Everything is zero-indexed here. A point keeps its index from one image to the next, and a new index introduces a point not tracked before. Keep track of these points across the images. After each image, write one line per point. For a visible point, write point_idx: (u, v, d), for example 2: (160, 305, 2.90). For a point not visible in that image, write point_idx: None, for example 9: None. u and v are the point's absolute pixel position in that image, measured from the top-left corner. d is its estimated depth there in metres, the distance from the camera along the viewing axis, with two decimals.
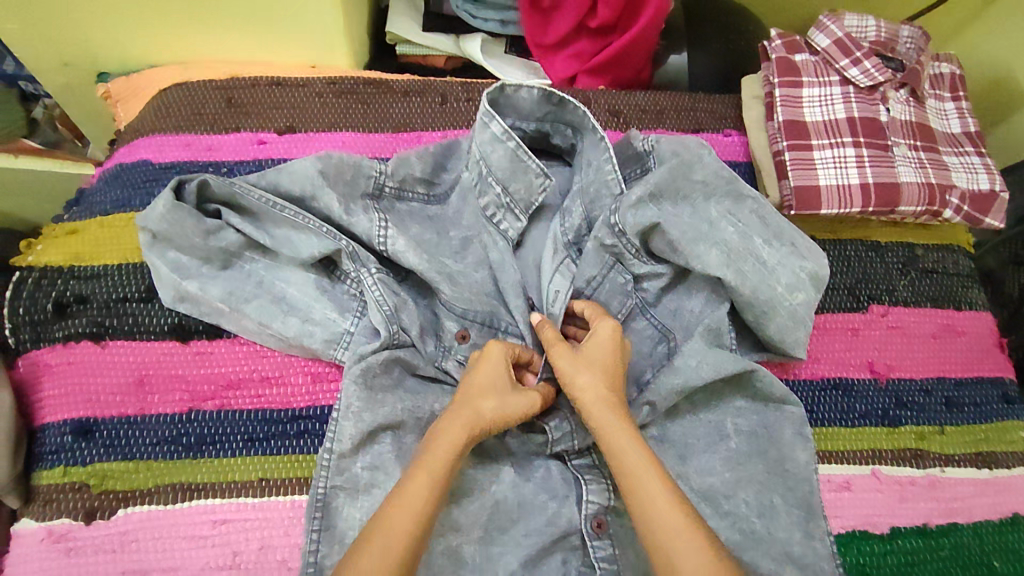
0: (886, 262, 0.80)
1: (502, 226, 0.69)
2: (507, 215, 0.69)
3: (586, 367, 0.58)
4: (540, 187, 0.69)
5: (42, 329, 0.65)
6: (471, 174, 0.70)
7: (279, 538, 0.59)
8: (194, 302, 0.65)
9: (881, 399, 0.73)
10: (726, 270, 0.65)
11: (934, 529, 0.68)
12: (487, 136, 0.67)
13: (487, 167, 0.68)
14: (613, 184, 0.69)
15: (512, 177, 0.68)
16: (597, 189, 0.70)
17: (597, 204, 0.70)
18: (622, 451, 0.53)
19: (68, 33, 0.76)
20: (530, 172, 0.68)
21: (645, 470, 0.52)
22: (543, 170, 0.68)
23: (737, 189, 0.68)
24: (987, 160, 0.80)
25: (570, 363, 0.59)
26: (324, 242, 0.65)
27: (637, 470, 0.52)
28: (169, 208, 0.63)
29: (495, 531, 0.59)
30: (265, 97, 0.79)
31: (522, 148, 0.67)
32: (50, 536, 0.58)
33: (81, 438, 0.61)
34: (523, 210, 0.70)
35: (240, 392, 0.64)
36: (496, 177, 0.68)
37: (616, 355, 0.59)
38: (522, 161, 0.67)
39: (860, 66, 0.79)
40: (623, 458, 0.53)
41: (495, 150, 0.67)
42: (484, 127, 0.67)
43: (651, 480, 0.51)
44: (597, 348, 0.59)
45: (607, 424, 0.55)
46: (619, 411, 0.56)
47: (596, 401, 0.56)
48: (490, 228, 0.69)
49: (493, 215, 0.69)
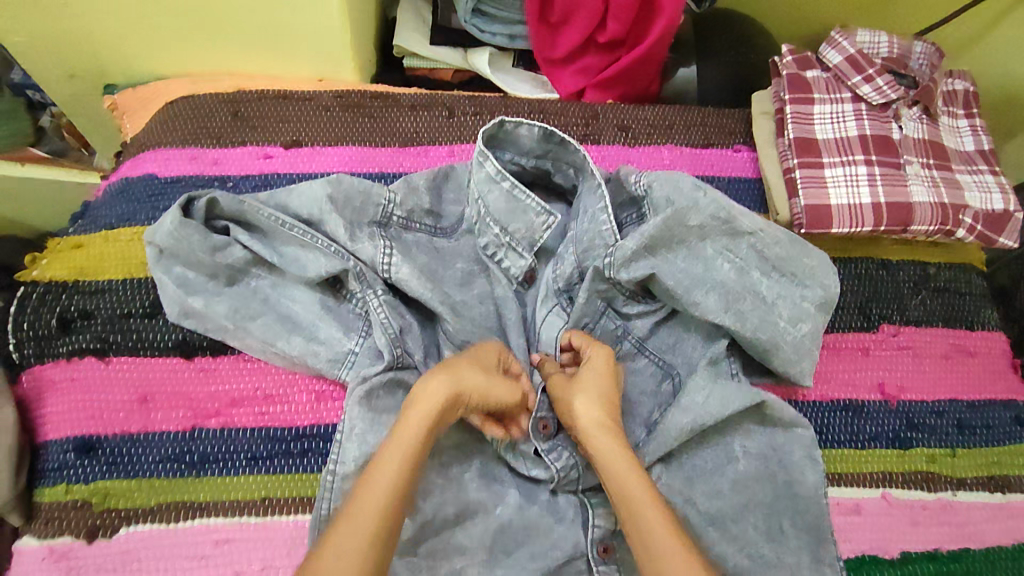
0: (898, 281, 0.79)
1: (504, 264, 0.70)
2: (510, 253, 0.69)
3: (579, 392, 0.58)
4: (542, 226, 0.68)
5: (46, 345, 0.65)
6: (473, 211, 0.70)
7: (281, 558, 0.58)
8: (199, 318, 0.64)
9: (892, 420, 0.72)
10: (725, 314, 0.64)
11: (945, 554, 0.67)
12: (482, 176, 0.67)
13: (483, 210, 0.68)
14: (607, 234, 0.67)
15: (510, 217, 0.68)
16: (591, 237, 0.68)
17: (592, 247, 0.68)
18: (615, 470, 0.54)
19: (76, 45, 0.76)
20: (530, 210, 0.67)
21: (637, 487, 0.53)
22: (543, 208, 0.67)
23: (734, 228, 0.65)
24: (1001, 178, 0.79)
25: (565, 388, 0.59)
26: (332, 262, 0.64)
27: (630, 488, 0.53)
28: (177, 224, 0.63)
29: (500, 554, 0.58)
30: (272, 111, 0.79)
31: (518, 187, 0.66)
32: (52, 555, 0.58)
33: (84, 456, 0.61)
34: (527, 247, 0.69)
35: (244, 410, 0.64)
36: (494, 218, 0.68)
37: (610, 382, 0.59)
38: (519, 201, 0.67)
39: (873, 83, 0.79)
40: (616, 476, 0.54)
41: (488, 191, 0.67)
42: (479, 168, 0.66)
43: (642, 498, 0.52)
44: (590, 375, 0.60)
45: (599, 448, 0.56)
46: (614, 431, 0.56)
47: (588, 424, 0.56)
48: (491, 266, 0.70)
49: (493, 253, 0.70)
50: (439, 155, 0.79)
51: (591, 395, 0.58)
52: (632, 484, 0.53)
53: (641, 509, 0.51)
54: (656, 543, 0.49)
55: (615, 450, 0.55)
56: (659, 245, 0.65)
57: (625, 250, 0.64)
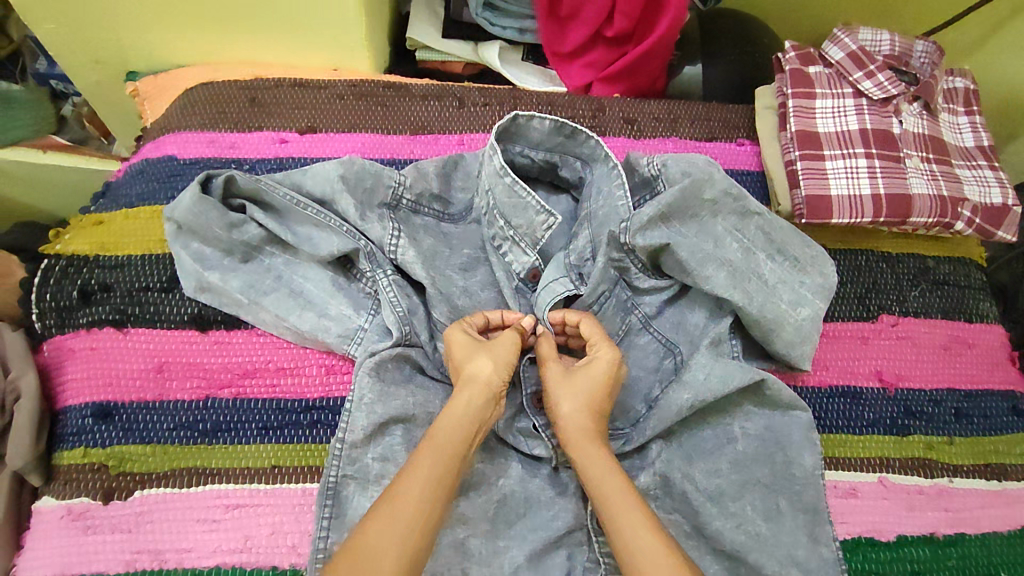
0: (897, 273, 0.80)
1: (508, 258, 0.71)
2: (514, 247, 0.70)
3: (570, 396, 0.59)
4: (542, 225, 0.69)
5: (67, 315, 0.67)
6: (482, 202, 0.72)
7: (289, 524, 0.60)
8: (215, 293, 0.67)
9: (890, 407, 0.73)
10: (732, 290, 0.65)
11: (941, 539, 0.68)
12: (490, 168, 0.68)
13: (490, 202, 0.69)
14: (622, 210, 0.69)
15: (512, 211, 0.69)
16: (607, 213, 0.70)
17: (606, 220, 0.69)
18: (597, 472, 0.54)
19: (102, 33, 0.79)
20: (531, 208, 0.68)
21: (615, 490, 0.53)
22: (543, 207, 0.68)
23: (744, 207, 0.68)
24: (1000, 174, 0.81)
25: (558, 385, 0.60)
26: (344, 241, 0.66)
27: (611, 491, 0.53)
28: (195, 200, 0.65)
29: (502, 525, 0.60)
30: (289, 98, 0.81)
31: (519, 184, 0.67)
32: (70, 514, 0.60)
33: (102, 421, 0.63)
34: (529, 244, 0.70)
35: (255, 381, 0.66)
36: (499, 211, 0.69)
37: (601, 386, 0.60)
38: (521, 197, 0.68)
39: (874, 79, 0.80)
40: (598, 479, 0.54)
41: (493, 185, 0.68)
42: (487, 160, 0.68)
43: (631, 505, 0.52)
44: (585, 376, 0.60)
45: (591, 453, 0.56)
46: (599, 439, 0.57)
47: (576, 430, 0.58)
48: (494, 258, 0.71)
49: (498, 244, 0.71)
50: (450, 143, 0.81)
51: (582, 400, 0.59)
52: (614, 486, 0.53)
53: (621, 510, 0.51)
54: (636, 540, 0.49)
55: (599, 456, 0.56)
56: (673, 218, 0.67)
57: (642, 217, 0.65)
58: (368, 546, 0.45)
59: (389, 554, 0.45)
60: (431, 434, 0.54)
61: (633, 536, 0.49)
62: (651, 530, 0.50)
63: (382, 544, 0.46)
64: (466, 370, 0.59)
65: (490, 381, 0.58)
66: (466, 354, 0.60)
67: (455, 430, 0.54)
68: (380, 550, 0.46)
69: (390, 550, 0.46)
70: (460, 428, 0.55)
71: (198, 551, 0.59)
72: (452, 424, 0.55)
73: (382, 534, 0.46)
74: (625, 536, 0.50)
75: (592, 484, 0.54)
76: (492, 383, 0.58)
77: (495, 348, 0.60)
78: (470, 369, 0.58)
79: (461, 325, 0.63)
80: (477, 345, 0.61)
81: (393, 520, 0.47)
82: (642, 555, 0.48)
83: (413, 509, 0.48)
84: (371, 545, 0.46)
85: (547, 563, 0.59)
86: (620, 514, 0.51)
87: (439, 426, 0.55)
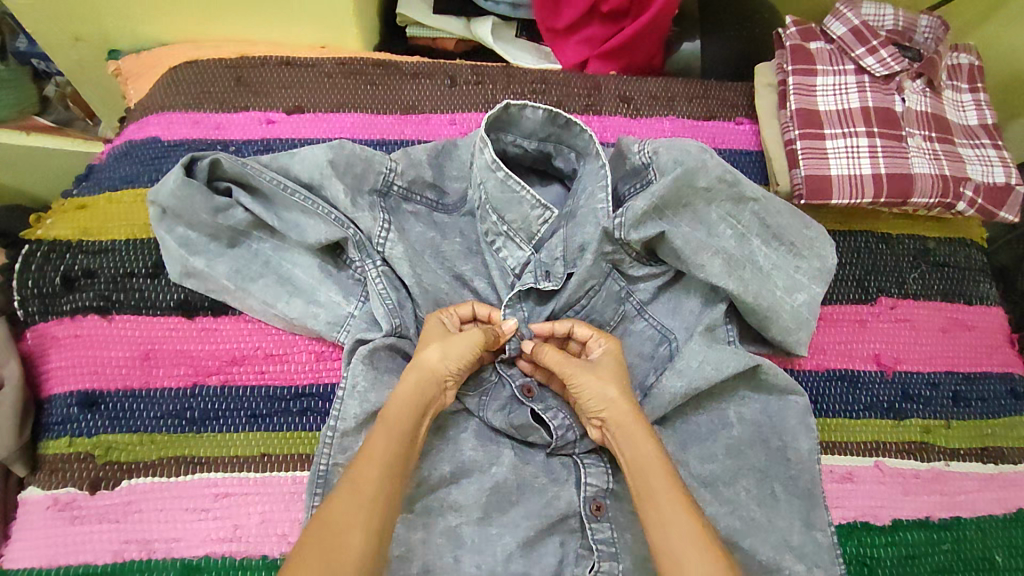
0: (897, 255, 0.79)
1: (502, 253, 0.69)
2: (508, 242, 0.68)
3: (593, 377, 0.59)
4: (539, 219, 0.67)
5: (50, 302, 0.66)
6: (476, 196, 0.69)
7: (280, 512, 0.59)
8: (202, 278, 0.65)
9: (887, 391, 0.73)
10: (728, 278, 0.64)
11: (936, 522, 0.68)
12: (481, 161, 0.66)
13: (483, 196, 0.67)
14: (601, 214, 0.66)
15: (506, 206, 0.67)
16: (586, 214, 0.68)
17: (585, 221, 0.67)
18: (637, 447, 0.55)
19: (81, 11, 0.77)
20: (525, 202, 0.66)
21: (655, 467, 0.53)
22: (539, 201, 0.66)
23: (738, 193, 0.66)
24: (1004, 153, 0.79)
25: (586, 375, 0.59)
26: (332, 229, 0.64)
27: (646, 470, 0.53)
28: (179, 184, 0.63)
29: (494, 512, 0.59)
30: (275, 77, 0.79)
31: (512, 178, 0.65)
32: (56, 504, 0.59)
33: (87, 410, 0.62)
34: (524, 239, 0.68)
35: (243, 368, 0.65)
36: (493, 205, 0.67)
37: (623, 369, 0.61)
38: (514, 190, 0.66)
39: (876, 55, 0.78)
40: (638, 458, 0.54)
41: (485, 178, 0.66)
42: (478, 154, 0.65)
43: (665, 484, 0.52)
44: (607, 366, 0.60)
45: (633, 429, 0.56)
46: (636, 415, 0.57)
47: (621, 410, 0.57)
48: (488, 254, 0.69)
49: (491, 240, 0.68)
50: (441, 124, 0.79)
51: (621, 381, 0.59)
52: (651, 462, 0.54)
53: (658, 489, 0.52)
54: (670, 521, 0.50)
55: (639, 434, 0.56)
56: (667, 209, 0.65)
57: (637, 210, 0.63)
58: (337, 522, 0.46)
59: (359, 522, 0.47)
60: (384, 413, 0.54)
61: (667, 511, 0.50)
62: (683, 507, 0.50)
63: (351, 513, 0.47)
64: (416, 357, 0.58)
65: (436, 369, 0.57)
66: (424, 342, 0.59)
67: (404, 409, 0.54)
68: (350, 522, 0.46)
69: (357, 526, 0.46)
70: (412, 408, 0.55)
71: (188, 541, 0.58)
72: (401, 404, 0.54)
73: (349, 507, 0.47)
74: (662, 511, 0.50)
75: (633, 464, 0.54)
76: (436, 370, 0.57)
77: (451, 340, 0.59)
78: (420, 356, 0.58)
79: (440, 314, 0.62)
80: (439, 334, 0.60)
81: (357, 497, 0.48)
82: (676, 532, 0.49)
83: (379, 480, 0.49)
84: (341, 516, 0.46)
85: (539, 550, 0.59)
86: (659, 497, 0.51)
87: (389, 407, 0.54)
